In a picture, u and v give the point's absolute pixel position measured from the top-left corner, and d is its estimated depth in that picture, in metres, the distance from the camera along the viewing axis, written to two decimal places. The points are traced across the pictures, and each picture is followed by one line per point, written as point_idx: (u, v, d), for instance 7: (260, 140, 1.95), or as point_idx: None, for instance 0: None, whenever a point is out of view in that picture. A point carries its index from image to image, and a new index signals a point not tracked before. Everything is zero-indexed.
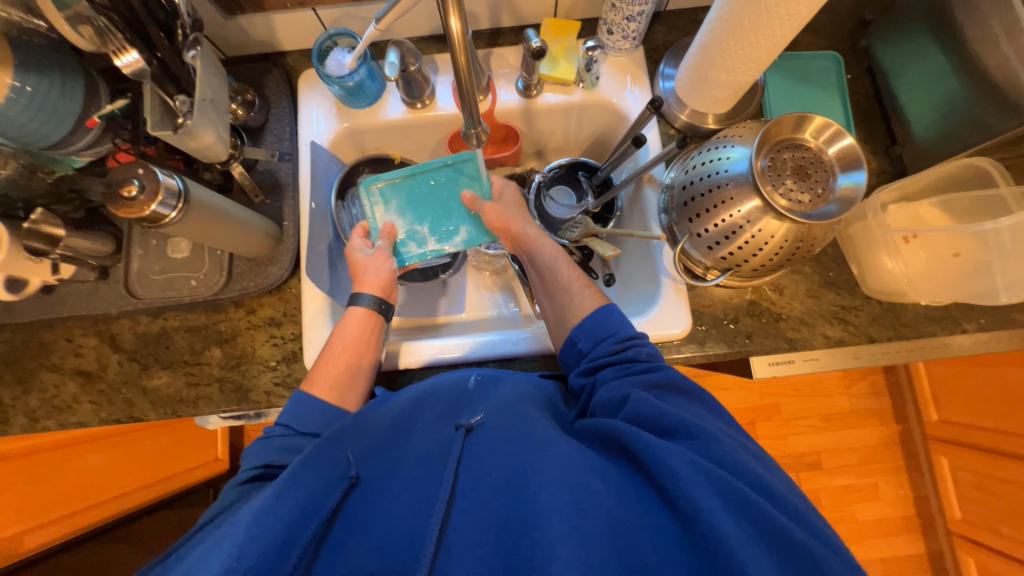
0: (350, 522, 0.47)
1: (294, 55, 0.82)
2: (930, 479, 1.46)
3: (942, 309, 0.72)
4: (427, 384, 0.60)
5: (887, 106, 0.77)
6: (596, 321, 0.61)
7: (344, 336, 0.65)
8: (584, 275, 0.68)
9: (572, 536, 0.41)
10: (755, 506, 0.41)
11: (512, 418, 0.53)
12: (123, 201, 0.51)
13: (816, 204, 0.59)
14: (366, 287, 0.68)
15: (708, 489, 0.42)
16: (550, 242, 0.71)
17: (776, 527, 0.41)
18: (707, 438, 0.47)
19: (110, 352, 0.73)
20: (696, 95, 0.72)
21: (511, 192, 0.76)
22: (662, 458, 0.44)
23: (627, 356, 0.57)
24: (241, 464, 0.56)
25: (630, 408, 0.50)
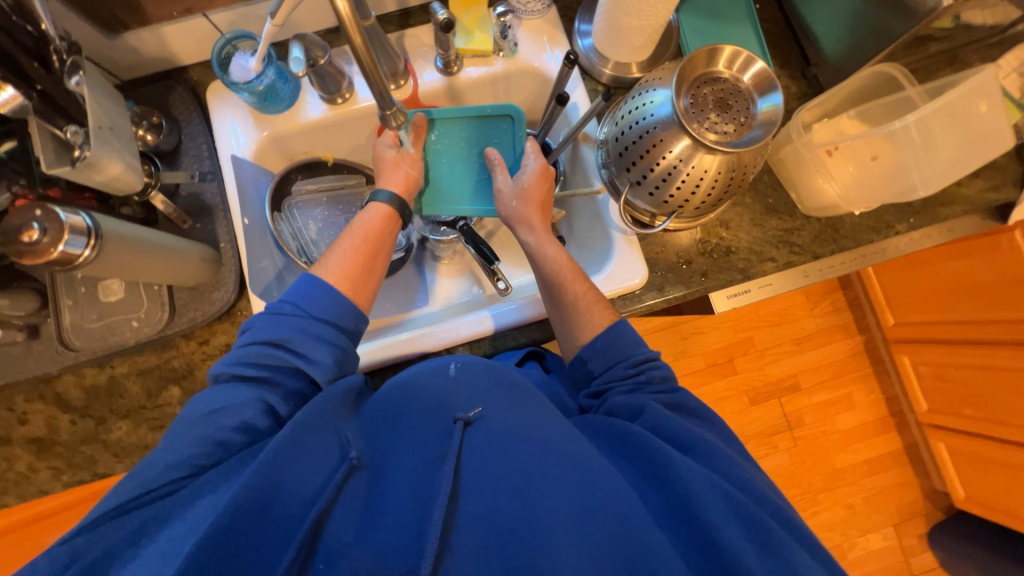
0: (350, 504, 0.48)
1: (196, 68, 0.77)
2: (897, 379, 1.57)
3: (876, 216, 0.76)
4: (404, 374, 0.60)
5: (798, 29, 0.79)
6: (608, 343, 0.62)
7: (361, 231, 0.65)
8: (591, 287, 0.66)
9: (581, 546, 0.44)
10: (772, 539, 0.45)
11: (521, 413, 0.53)
12: (25, 249, 0.47)
13: (741, 132, 0.60)
14: (388, 185, 0.69)
15: (722, 507, 0.46)
16: (555, 244, 0.68)
17: (789, 556, 0.45)
18: (720, 459, 0.51)
19: (60, 413, 0.69)
20: (614, 47, 0.72)
21: (534, 176, 0.69)
22: (686, 475, 0.48)
23: (639, 379, 0.60)
24: (249, 334, 0.56)
25: (647, 418, 0.54)
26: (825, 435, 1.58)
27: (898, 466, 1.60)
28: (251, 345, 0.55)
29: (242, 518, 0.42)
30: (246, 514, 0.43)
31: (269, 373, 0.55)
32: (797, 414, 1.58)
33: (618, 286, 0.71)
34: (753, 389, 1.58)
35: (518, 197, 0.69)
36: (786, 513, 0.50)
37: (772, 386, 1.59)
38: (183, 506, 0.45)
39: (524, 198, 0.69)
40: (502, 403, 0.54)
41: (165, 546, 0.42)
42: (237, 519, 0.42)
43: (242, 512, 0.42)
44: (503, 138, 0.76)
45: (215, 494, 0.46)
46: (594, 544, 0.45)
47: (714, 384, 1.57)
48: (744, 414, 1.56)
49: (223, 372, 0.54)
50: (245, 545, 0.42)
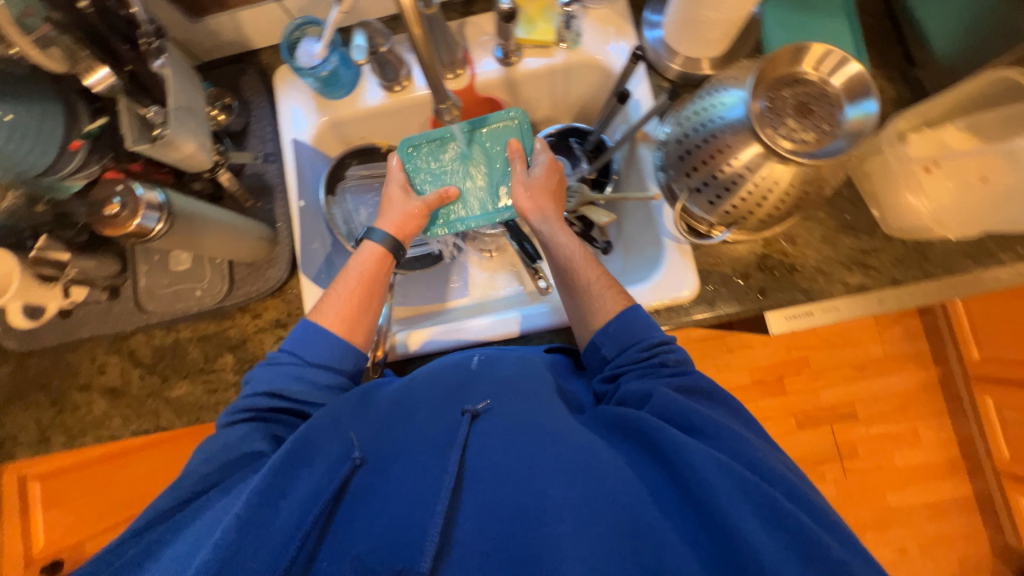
0: (355, 503, 0.49)
1: (267, 52, 0.80)
2: (975, 420, 1.41)
3: (974, 242, 0.67)
4: (424, 370, 0.63)
5: (903, 24, 0.70)
6: (621, 327, 0.59)
7: (356, 273, 0.65)
8: (605, 273, 0.64)
9: (583, 535, 0.43)
10: (789, 518, 0.41)
11: (524, 405, 0.54)
12: (107, 220, 0.52)
13: (823, 142, 0.54)
14: (384, 225, 0.68)
15: (734, 491, 0.43)
16: (570, 231, 0.67)
17: (809, 536, 0.41)
18: (735, 443, 0.47)
19: (132, 368, 0.76)
20: (686, 41, 0.67)
21: (541, 169, 0.70)
22: (693, 460, 0.44)
23: (653, 363, 0.56)
24: (247, 386, 0.58)
25: (655, 403, 0.51)
26: (880, 471, 1.45)
27: (964, 515, 1.44)
28: (247, 397, 0.57)
29: (248, 528, 0.43)
30: (255, 511, 0.44)
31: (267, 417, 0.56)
32: (850, 445, 1.47)
33: (664, 296, 0.68)
34: (802, 412, 1.48)
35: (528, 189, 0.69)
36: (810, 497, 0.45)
37: (824, 412, 1.48)
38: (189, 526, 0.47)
39: (540, 193, 0.68)
40: (504, 397, 0.55)
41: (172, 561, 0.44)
42: (240, 534, 0.43)
43: (256, 502, 0.44)
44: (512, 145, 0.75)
45: (222, 505, 0.48)
46: (598, 533, 0.43)
47: (759, 402, 1.49)
48: (790, 437, 1.47)
49: (221, 419, 0.56)
50: (248, 546, 0.43)
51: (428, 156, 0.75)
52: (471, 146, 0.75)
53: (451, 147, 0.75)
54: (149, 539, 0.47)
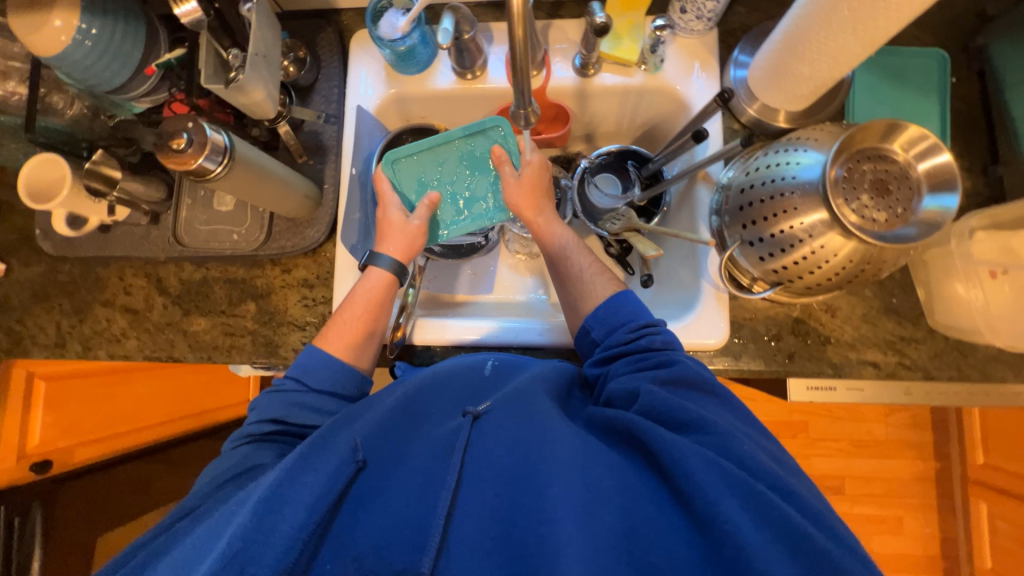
0: (358, 505, 0.49)
1: (348, 13, 0.80)
2: (963, 522, 1.38)
3: (1018, 354, 0.65)
4: (436, 367, 0.60)
5: (996, 118, 0.68)
6: (609, 312, 0.61)
7: (358, 296, 0.65)
8: (599, 260, 0.67)
9: (582, 536, 0.42)
10: (776, 511, 0.42)
11: (523, 411, 0.53)
12: (172, 153, 0.52)
13: (892, 224, 0.53)
14: (389, 249, 0.67)
15: (722, 486, 0.43)
16: (562, 227, 0.69)
17: (795, 524, 0.41)
18: (722, 436, 0.47)
19: (156, 295, 0.77)
20: (770, 90, 0.65)
21: (535, 167, 0.69)
22: (680, 457, 0.45)
23: (639, 346, 0.56)
24: (250, 416, 0.60)
25: (642, 402, 0.51)
26: None
27: None
28: (251, 424, 0.59)
29: (252, 530, 0.43)
30: (258, 517, 0.43)
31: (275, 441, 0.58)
32: None
33: (691, 340, 0.67)
34: None
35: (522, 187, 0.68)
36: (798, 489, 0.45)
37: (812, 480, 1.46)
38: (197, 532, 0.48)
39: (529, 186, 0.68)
40: (504, 405, 0.54)
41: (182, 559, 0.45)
42: (243, 539, 0.42)
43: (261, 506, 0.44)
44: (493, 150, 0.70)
45: (228, 512, 0.47)
46: (594, 532, 0.43)
47: None
48: None
49: (229, 443, 0.59)
50: (252, 545, 0.42)
51: (415, 172, 0.71)
52: (456, 154, 0.70)
53: (435, 159, 0.70)
54: (151, 548, 0.49)
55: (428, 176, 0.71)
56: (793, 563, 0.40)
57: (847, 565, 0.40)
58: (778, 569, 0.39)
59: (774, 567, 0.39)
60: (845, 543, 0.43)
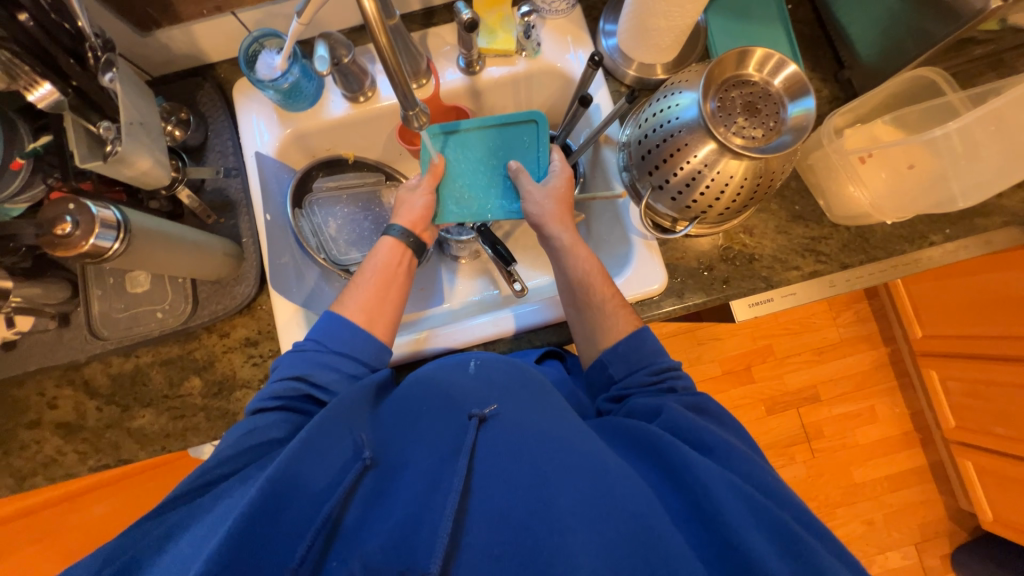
0: (363, 504, 0.49)
1: (223, 65, 0.79)
2: (923, 393, 1.52)
3: (908, 226, 0.73)
4: (425, 369, 0.62)
5: (831, 30, 0.77)
6: (630, 348, 0.61)
7: (375, 264, 0.67)
8: (617, 292, 0.65)
9: (598, 546, 0.44)
10: (796, 540, 0.44)
11: (543, 415, 0.54)
12: (59, 241, 0.49)
13: (770, 137, 0.59)
14: (399, 219, 0.70)
15: (744, 511, 0.45)
16: (586, 251, 0.67)
17: (813, 555, 0.44)
18: (743, 462, 0.50)
19: (87, 399, 0.71)
20: (638, 46, 0.71)
21: (562, 181, 0.69)
22: (704, 476, 0.47)
23: (661, 386, 0.59)
24: (275, 373, 0.59)
25: (667, 418, 0.53)
26: (844, 449, 1.54)
27: (921, 484, 1.54)
28: (275, 384, 0.57)
29: (258, 522, 0.43)
30: (267, 515, 0.43)
31: (292, 403, 0.57)
32: (816, 426, 1.54)
33: (636, 291, 0.70)
34: (770, 398, 1.55)
35: (545, 200, 0.68)
36: (810, 516, 0.49)
37: (791, 396, 1.55)
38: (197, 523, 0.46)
39: (553, 201, 0.68)
40: (520, 405, 0.55)
41: (187, 551, 0.43)
42: (250, 524, 0.42)
43: (265, 504, 0.43)
44: (524, 144, 0.74)
45: (236, 493, 0.48)
46: (610, 541, 0.44)
47: (730, 391, 1.55)
48: (761, 423, 1.53)
49: (251, 406, 0.57)
50: (260, 548, 0.42)
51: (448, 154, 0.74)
52: (490, 141, 0.74)
53: (463, 142, 0.74)
54: (171, 521, 0.46)
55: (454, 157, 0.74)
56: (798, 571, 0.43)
57: None
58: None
59: None
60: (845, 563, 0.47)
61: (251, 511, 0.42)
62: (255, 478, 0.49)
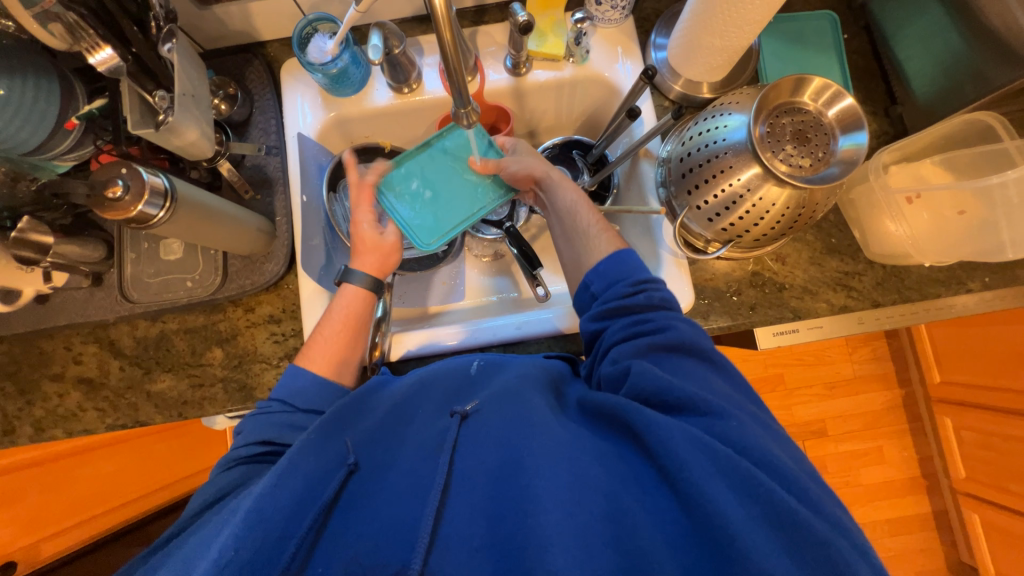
0: (348, 510, 0.49)
1: (274, 45, 0.80)
2: (935, 440, 1.49)
3: (945, 270, 0.72)
4: (426, 372, 0.60)
5: (886, 64, 0.75)
6: (610, 265, 0.59)
7: (335, 313, 0.65)
8: (603, 219, 0.65)
9: (568, 524, 0.43)
10: (760, 487, 0.42)
11: (515, 402, 0.53)
12: (109, 204, 0.50)
13: (817, 168, 0.58)
14: (360, 265, 0.67)
15: (712, 472, 0.43)
16: (573, 186, 0.68)
17: (781, 507, 0.41)
18: (714, 415, 0.47)
19: (111, 359, 0.73)
20: (688, 64, 0.70)
21: (524, 146, 0.73)
22: (664, 437, 0.45)
23: (638, 301, 0.56)
24: (239, 440, 0.57)
25: (632, 381, 0.51)
26: (846, 487, 1.51)
27: (922, 531, 1.51)
28: (239, 447, 0.57)
29: (245, 545, 0.43)
30: (252, 537, 0.43)
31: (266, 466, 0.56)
32: (820, 461, 1.52)
33: None
34: None
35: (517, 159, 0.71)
36: (786, 465, 0.45)
37: (797, 428, 1.53)
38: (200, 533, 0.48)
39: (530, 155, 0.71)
40: (497, 401, 0.54)
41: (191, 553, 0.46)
42: (240, 550, 0.43)
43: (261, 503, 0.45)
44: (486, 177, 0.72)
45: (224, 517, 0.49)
46: (583, 521, 0.43)
47: None
48: None
49: (222, 463, 0.57)
50: (253, 559, 0.43)
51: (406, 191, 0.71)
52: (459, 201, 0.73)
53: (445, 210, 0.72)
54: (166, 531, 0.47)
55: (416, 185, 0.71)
56: (769, 528, 0.41)
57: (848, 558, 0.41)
58: (769, 556, 0.39)
59: (768, 557, 0.39)
60: (831, 520, 0.43)
61: (241, 522, 0.44)
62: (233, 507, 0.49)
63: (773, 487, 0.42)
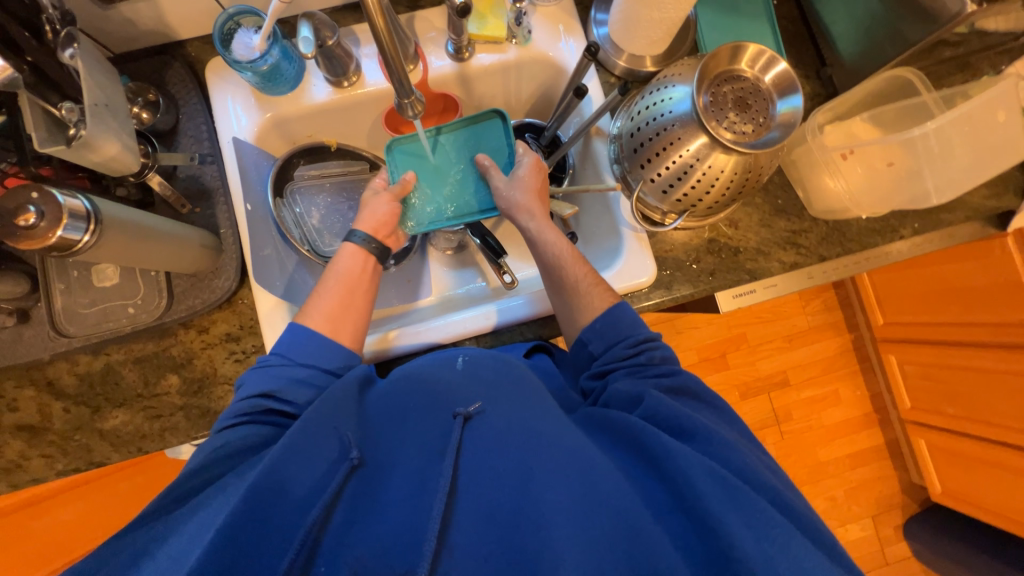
0: (349, 508, 0.48)
1: (194, 43, 0.74)
2: (883, 376, 1.62)
3: (880, 220, 0.77)
4: (411, 367, 0.60)
5: (814, 28, 0.78)
6: (607, 325, 0.61)
7: (337, 272, 0.64)
8: (593, 271, 0.66)
9: (583, 544, 0.44)
10: (769, 520, 0.45)
11: (530, 414, 0.54)
12: (22, 233, 0.45)
13: (759, 133, 0.60)
14: (361, 226, 0.67)
15: (722, 495, 0.46)
16: (557, 231, 0.68)
17: (789, 542, 0.44)
18: (724, 448, 0.50)
19: (53, 400, 0.67)
20: (630, 38, 0.71)
21: (528, 170, 0.69)
22: (684, 465, 0.47)
23: (639, 360, 0.59)
24: (241, 390, 0.56)
25: (646, 406, 0.53)
26: (809, 430, 1.62)
27: (878, 460, 1.65)
28: (242, 400, 0.55)
29: (244, 526, 0.43)
30: (252, 518, 0.43)
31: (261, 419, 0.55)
32: (785, 409, 1.62)
33: (625, 284, 0.71)
34: (744, 384, 1.61)
35: (514, 188, 0.68)
36: (785, 496, 0.49)
37: (762, 382, 1.62)
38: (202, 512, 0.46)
39: (525, 192, 0.68)
40: (510, 409, 0.54)
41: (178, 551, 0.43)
42: (238, 531, 0.42)
43: (252, 499, 0.43)
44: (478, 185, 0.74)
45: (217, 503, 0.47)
46: (596, 538, 0.44)
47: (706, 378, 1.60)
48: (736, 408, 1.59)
49: (218, 422, 0.54)
50: (247, 546, 0.43)
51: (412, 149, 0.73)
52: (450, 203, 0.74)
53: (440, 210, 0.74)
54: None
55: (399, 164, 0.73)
56: (780, 566, 0.43)
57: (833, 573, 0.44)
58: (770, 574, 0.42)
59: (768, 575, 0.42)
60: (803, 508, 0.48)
61: (242, 509, 0.43)
62: (236, 482, 0.48)
63: (782, 523, 0.45)
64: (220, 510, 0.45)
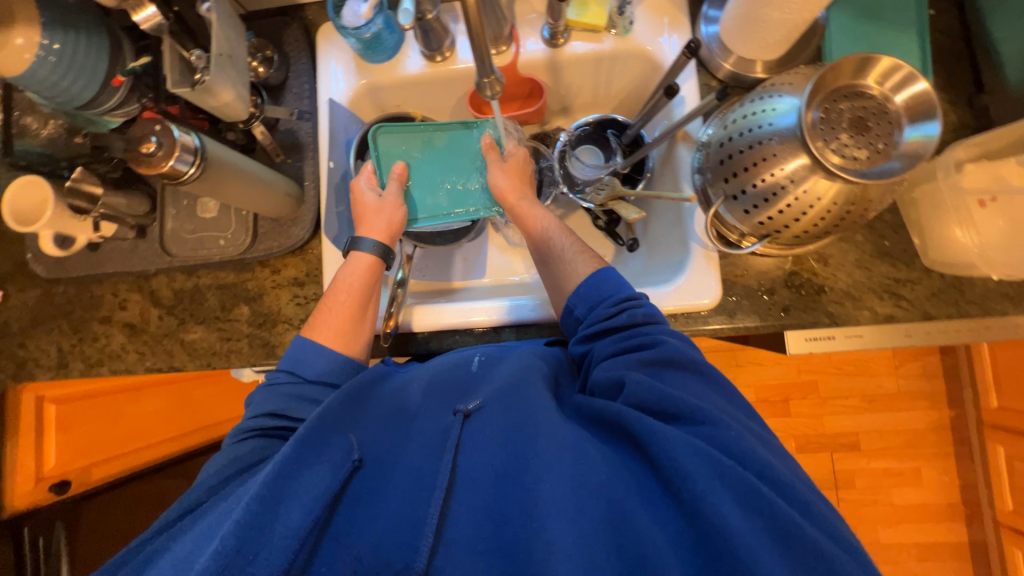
0: (351, 506, 0.49)
1: (312, 8, 0.80)
2: (982, 467, 1.38)
3: (1015, 285, 0.64)
4: (430, 367, 0.62)
5: (976, 47, 0.66)
6: (591, 286, 0.59)
7: (348, 285, 0.66)
8: (580, 240, 0.66)
9: (573, 535, 0.42)
10: (765, 501, 0.41)
11: (523, 413, 0.52)
12: (142, 158, 0.52)
13: (875, 161, 0.52)
14: (373, 232, 0.68)
15: (717, 482, 0.42)
16: (544, 212, 0.69)
17: (783, 518, 0.40)
18: (714, 424, 0.46)
19: (151, 307, 0.78)
20: (741, 40, 0.64)
21: (519, 155, 0.71)
22: (671, 450, 0.44)
23: (621, 321, 0.55)
24: (250, 410, 0.60)
25: (629, 393, 0.49)
26: (873, 505, 1.43)
27: (953, 559, 1.42)
28: (251, 417, 0.59)
29: (248, 535, 0.43)
30: (256, 522, 0.44)
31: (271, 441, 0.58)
32: (848, 476, 1.44)
33: (684, 302, 0.66)
34: (804, 436, 1.46)
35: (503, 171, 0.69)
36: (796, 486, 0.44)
37: (826, 439, 1.45)
38: (212, 515, 0.50)
39: (511, 176, 0.69)
40: (505, 403, 0.53)
41: (185, 552, 0.47)
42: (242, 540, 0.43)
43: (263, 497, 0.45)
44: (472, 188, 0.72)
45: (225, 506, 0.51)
46: (585, 528, 0.43)
47: None
48: None
49: (233, 434, 0.59)
50: (243, 545, 0.43)
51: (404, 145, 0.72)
52: (448, 205, 0.72)
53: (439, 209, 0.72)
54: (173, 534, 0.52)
55: (411, 161, 0.72)
56: (791, 563, 0.40)
57: (841, 564, 0.40)
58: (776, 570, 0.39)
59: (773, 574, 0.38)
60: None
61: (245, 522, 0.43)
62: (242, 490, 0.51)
63: (809, 534, 0.40)
64: (227, 514, 0.48)
